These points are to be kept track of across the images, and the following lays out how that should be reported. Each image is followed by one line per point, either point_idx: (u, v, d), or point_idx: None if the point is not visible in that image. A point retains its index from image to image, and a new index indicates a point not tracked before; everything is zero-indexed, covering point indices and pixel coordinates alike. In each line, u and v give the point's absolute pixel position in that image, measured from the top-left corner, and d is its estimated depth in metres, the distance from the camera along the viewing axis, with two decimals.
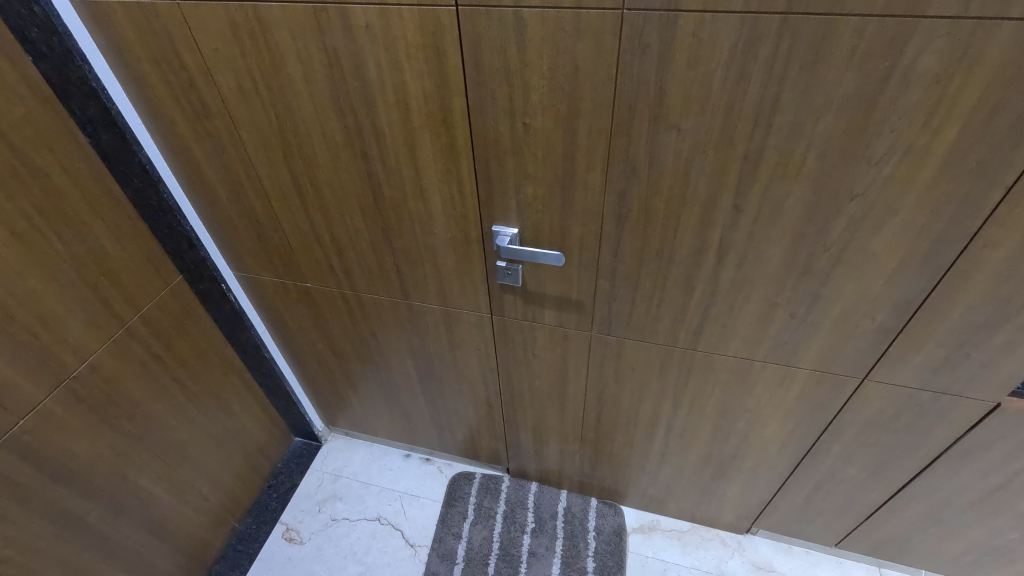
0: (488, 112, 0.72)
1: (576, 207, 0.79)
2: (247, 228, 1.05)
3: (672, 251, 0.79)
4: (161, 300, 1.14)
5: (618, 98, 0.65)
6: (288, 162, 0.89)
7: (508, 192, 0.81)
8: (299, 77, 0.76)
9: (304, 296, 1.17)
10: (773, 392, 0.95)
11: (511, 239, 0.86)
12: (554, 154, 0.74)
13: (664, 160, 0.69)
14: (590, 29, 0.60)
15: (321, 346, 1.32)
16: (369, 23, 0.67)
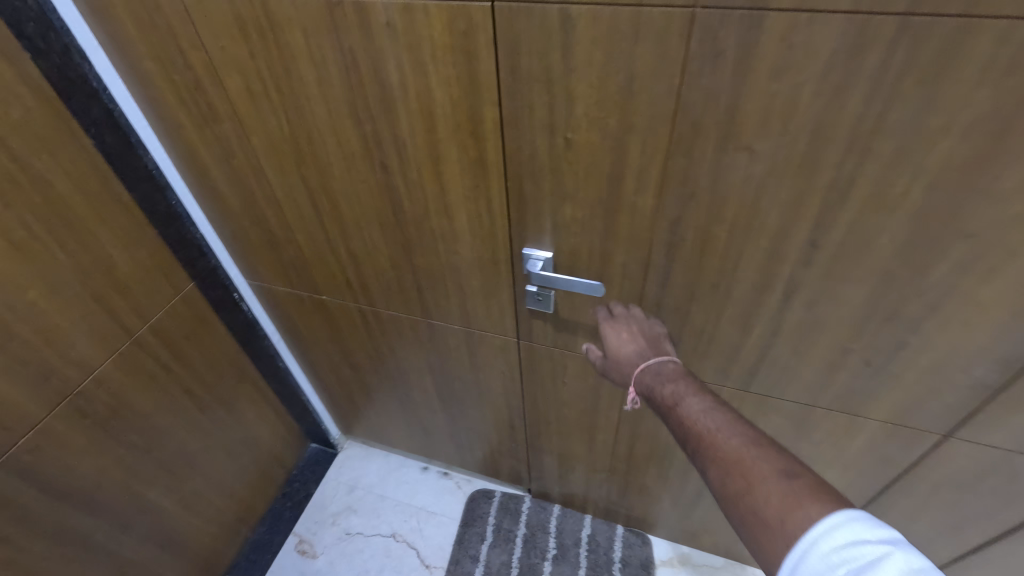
0: (524, 125, 0.62)
1: (620, 233, 0.69)
2: (260, 237, 0.98)
3: (729, 285, 0.69)
4: (171, 310, 1.09)
5: (679, 113, 0.55)
6: (301, 171, 0.81)
7: (544, 213, 0.72)
8: (311, 80, 0.68)
9: (320, 308, 1.10)
10: (834, 440, 0.85)
11: (544, 264, 0.77)
12: (598, 174, 0.64)
13: (729, 186, 0.59)
14: (652, 31, 0.50)
15: (337, 357, 1.25)
16: (391, 20, 0.58)
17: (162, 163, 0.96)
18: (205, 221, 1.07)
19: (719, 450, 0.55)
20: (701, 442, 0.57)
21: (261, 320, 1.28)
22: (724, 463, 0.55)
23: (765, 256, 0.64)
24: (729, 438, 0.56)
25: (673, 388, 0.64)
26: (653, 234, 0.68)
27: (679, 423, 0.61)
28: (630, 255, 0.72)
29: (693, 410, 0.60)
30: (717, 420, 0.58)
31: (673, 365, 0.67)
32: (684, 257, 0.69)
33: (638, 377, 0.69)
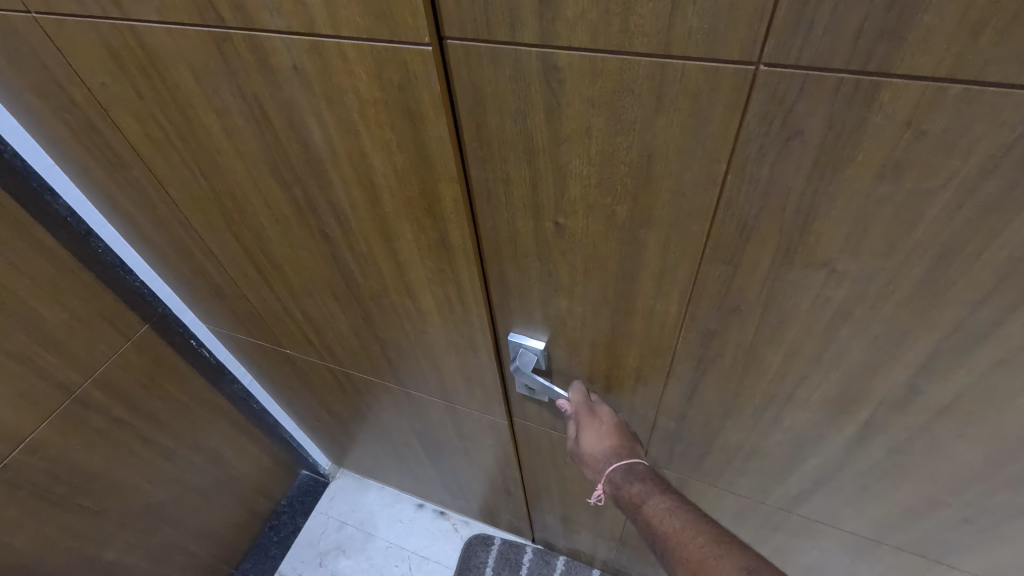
0: (497, 204, 0.46)
1: (633, 335, 0.54)
2: (207, 288, 0.83)
3: (785, 405, 0.55)
4: (120, 358, 0.95)
5: (721, 209, 0.39)
6: (233, 231, 0.65)
7: (532, 302, 0.55)
8: (218, 131, 0.50)
9: (287, 360, 0.96)
10: (904, 569, 0.68)
11: (539, 357, 0.60)
12: (602, 268, 0.48)
13: (794, 302, 0.44)
14: (685, 95, 0.34)
15: (315, 403, 1.12)
16: (297, 63, 0.40)
17: (81, 207, 0.82)
18: (145, 265, 0.92)
19: (684, 552, 0.48)
20: (666, 544, 0.50)
21: (229, 362, 1.17)
22: (687, 562, 0.47)
23: (834, 382, 0.49)
24: (692, 536, 0.49)
25: (638, 481, 0.57)
26: (678, 341, 0.53)
27: (644, 522, 0.54)
28: (645, 356, 0.56)
29: (659, 509, 0.53)
30: (682, 519, 0.51)
31: (641, 460, 0.60)
32: (720, 369, 0.54)
33: (606, 474, 0.60)
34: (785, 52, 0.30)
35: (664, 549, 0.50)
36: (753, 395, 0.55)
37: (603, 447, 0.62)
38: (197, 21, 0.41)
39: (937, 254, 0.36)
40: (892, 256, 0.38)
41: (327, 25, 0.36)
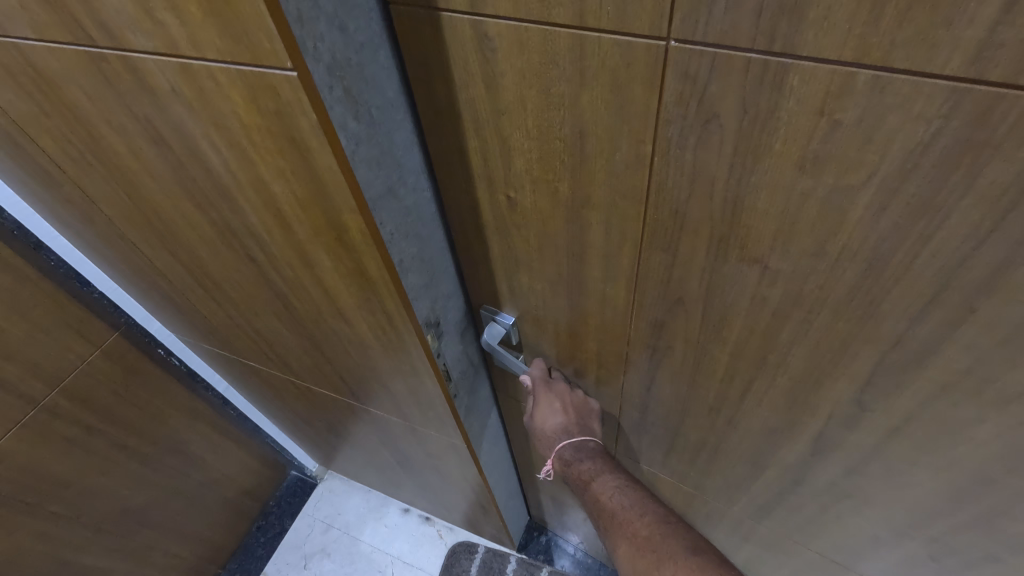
0: (452, 172, 0.47)
1: (590, 319, 0.53)
2: (163, 300, 0.82)
3: (737, 411, 0.52)
4: (89, 366, 0.95)
5: (652, 194, 0.38)
6: (170, 249, 0.63)
7: (498, 277, 0.55)
8: (126, 153, 0.48)
9: (254, 370, 0.94)
10: None
11: (508, 332, 0.61)
12: (553, 249, 0.47)
13: (734, 297, 0.41)
14: (604, 69, 0.33)
15: (289, 412, 1.11)
16: (175, 87, 0.37)
17: (29, 219, 0.80)
18: (104, 275, 0.91)
19: (630, 528, 0.53)
20: (610, 520, 0.55)
21: (201, 370, 1.17)
22: (632, 538, 0.52)
23: (785, 388, 0.46)
24: (639, 514, 0.54)
25: (588, 460, 0.60)
26: (631, 332, 0.51)
27: (592, 498, 0.58)
28: (608, 347, 0.55)
29: (607, 487, 0.57)
30: (629, 496, 0.56)
31: (592, 439, 0.62)
32: (674, 365, 0.52)
33: (557, 450, 0.63)
34: (691, 28, 0.29)
35: (608, 524, 0.55)
36: (704, 394, 0.53)
37: (556, 421, 0.63)
38: (68, 41, 0.38)
39: (866, 260, 0.33)
40: (822, 257, 0.35)
41: (192, 48, 0.34)
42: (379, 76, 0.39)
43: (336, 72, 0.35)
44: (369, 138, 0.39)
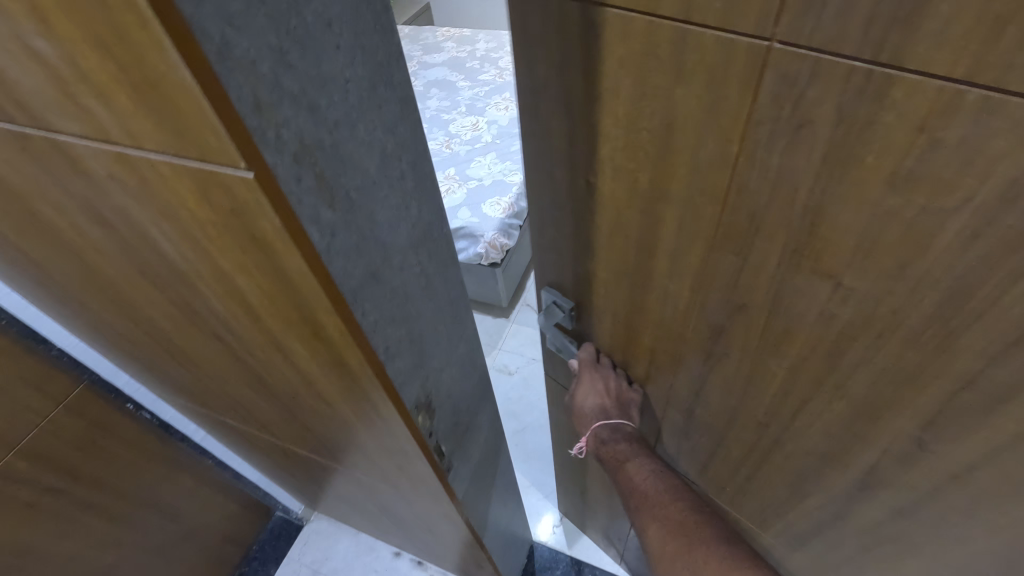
0: (546, 150, 0.52)
1: (649, 310, 0.56)
2: (133, 357, 0.75)
3: (783, 427, 0.53)
4: (50, 425, 0.86)
5: (732, 195, 0.40)
6: (134, 318, 0.58)
7: (563, 256, 0.61)
8: (73, 230, 0.44)
9: (233, 427, 0.88)
10: None
11: (563, 313, 0.68)
12: (628, 238, 0.52)
13: (805, 311, 0.42)
14: (700, 70, 0.36)
15: (270, 464, 1.04)
16: (113, 173, 0.33)
17: None
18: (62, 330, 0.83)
19: (665, 511, 0.60)
20: (642, 501, 0.62)
21: (175, 422, 1.08)
22: (666, 521, 0.59)
23: (839, 414, 0.47)
24: (672, 499, 0.61)
25: (625, 442, 0.66)
26: (687, 330, 0.54)
27: (625, 477, 0.64)
28: (664, 341, 0.58)
29: (642, 470, 0.64)
30: (662, 482, 0.63)
31: (628, 424, 0.67)
32: (728, 371, 0.54)
33: (594, 428, 0.68)
34: (799, 31, 0.30)
35: (640, 506, 0.62)
36: (758, 412, 0.55)
37: (596, 405, 0.68)
38: None
39: (948, 290, 0.34)
40: (902, 281, 0.36)
41: (124, 135, 0.29)
42: (352, 155, 0.36)
43: (303, 158, 0.31)
44: (343, 223, 0.36)
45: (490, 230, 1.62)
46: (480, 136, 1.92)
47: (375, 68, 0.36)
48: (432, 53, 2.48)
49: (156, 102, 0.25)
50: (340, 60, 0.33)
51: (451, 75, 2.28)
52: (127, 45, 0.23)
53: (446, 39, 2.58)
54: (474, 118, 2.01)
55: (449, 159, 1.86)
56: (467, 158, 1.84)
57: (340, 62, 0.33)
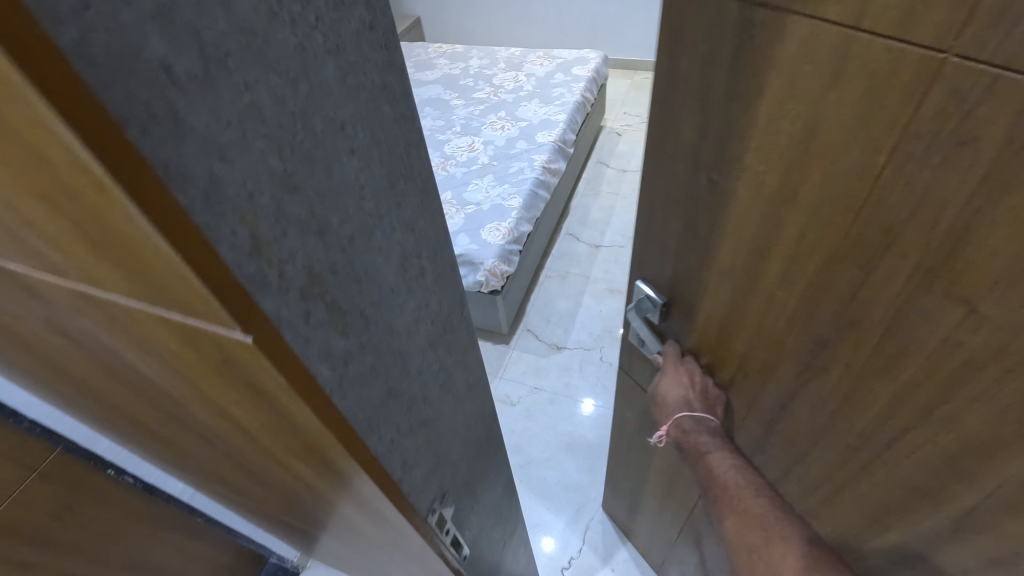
0: (672, 140, 0.51)
1: (744, 321, 0.54)
2: (106, 427, 0.68)
3: (875, 458, 0.48)
4: (23, 494, 0.77)
5: (867, 207, 0.37)
6: (100, 404, 0.51)
7: (666, 255, 0.60)
8: (18, 329, 0.37)
9: (220, 493, 0.81)
10: None
11: (655, 309, 0.65)
12: (738, 242, 0.50)
13: (923, 334, 0.39)
14: (863, 71, 0.33)
15: (261, 525, 0.96)
16: (67, 301, 0.25)
17: None
18: (32, 400, 0.76)
19: (746, 509, 0.57)
20: (722, 492, 0.60)
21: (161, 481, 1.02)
22: (745, 519, 0.57)
23: (943, 447, 0.42)
24: (753, 497, 0.58)
25: (706, 435, 0.62)
26: (784, 347, 0.51)
27: (704, 468, 0.62)
28: (756, 354, 0.55)
29: (723, 467, 0.60)
30: (744, 478, 0.60)
31: (712, 419, 0.63)
32: (816, 387, 0.50)
33: (673, 419, 0.65)
34: (981, 45, 0.28)
35: (719, 497, 0.60)
36: (845, 440, 0.50)
37: (680, 395, 0.65)
38: None
39: None
40: None
41: (79, 275, 0.22)
42: (373, 255, 0.30)
43: (317, 274, 0.26)
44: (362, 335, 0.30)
45: (489, 257, 1.56)
46: (477, 156, 1.92)
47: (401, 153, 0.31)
48: (425, 70, 2.49)
49: (128, 262, 0.20)
50: (361, 151, 0.28)
51: (446, 92, 2.30)
52: (84, 203, 0.18)
53: (439, 55, 2.57)
54: (470, 138, 2.02)
55: (444, 181, 1.84)
56: (464, 180, 1.83)
57: (360, 154, 0.27)
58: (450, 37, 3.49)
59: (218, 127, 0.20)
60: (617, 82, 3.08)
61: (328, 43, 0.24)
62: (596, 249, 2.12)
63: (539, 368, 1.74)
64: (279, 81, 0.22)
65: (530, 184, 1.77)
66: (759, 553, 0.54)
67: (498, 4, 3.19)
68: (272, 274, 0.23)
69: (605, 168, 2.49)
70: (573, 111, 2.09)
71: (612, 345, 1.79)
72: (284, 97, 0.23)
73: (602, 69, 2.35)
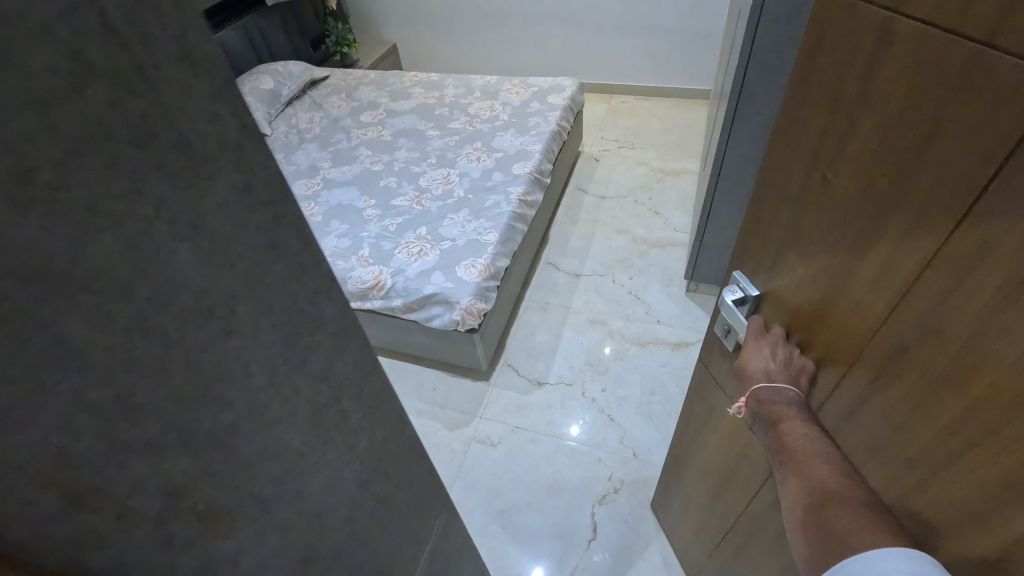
0: (798, 138, 0.58)
1: (831, 319, 0.60)
2: None
3: (933, 473, 0.51)
4: None
5: (967, 215, 0.42)
6: None
7: (771, 247, 0.67)
8: None
9: None
10: None
11: (746, 301, 0.74)
12: (842, 240, 0.55)
13: (997, 352, 0.42)
14: (989, 87, 0.39)
15: None
16: None
17: None
18: None
19: (811, 472, 0.60)
20: (792, 458, 0.63)
21: None
22: (810, 480, 0.60)
23: (997, 469, 0.45)
24: (821, 462, 0.61)
25: (783, 403, 0.65)
26: (866, 347, 0.56)
27: (776, 435, 0.65)
28: (840, 350, 0.59)
29: (796, 432, 0.64)
30: (815, 445, 0.63)
31: (791, 390, 0.65)
32: (892, 391, 0.54)
33: (752, 386, 0.68)
34: None
35: (790, 462, 0.63)
36: (906, 454, 0.54)
37: (761, 365, 0.68)
38: None
39: None
40: None
41: None
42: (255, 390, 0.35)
43: (183, 419, 0.30)
44: (238, 459, 0.34)
45: (465, 295, 1.52)
46: (453, 190, 1.89)
47: (278, 293, 0.35)
48: (400, 100, 2.46)
49: None
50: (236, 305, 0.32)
51: (421, 123, 2.28)
52: None
53: (414, 84, 2.55)
54: (446, 170, 2.00)
55: (418, 217, 1.80)
56: (439, 215, 1.79)
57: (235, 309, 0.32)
58: (427, 62, 3.48)
59: (33, 358, 0.23)
60: (592, 106, 3.11)
61: (182, 228, 0.28)
62: (576, 278, 2.10)
63: (520, 406, 1.70)
64: (125, 282, 0.25)
65: (506, 218, 1.74)
66: (821, 511, 0.57)
67: (472, 30, 3.19)
68: (121, 450, 0.27)
69: (584, 194, 2.48)
70: (549, 140, 2.08)
71: (594, 379, 1.75)
72: (112, 314, 0.25)
73: (576, 97, 2.35)
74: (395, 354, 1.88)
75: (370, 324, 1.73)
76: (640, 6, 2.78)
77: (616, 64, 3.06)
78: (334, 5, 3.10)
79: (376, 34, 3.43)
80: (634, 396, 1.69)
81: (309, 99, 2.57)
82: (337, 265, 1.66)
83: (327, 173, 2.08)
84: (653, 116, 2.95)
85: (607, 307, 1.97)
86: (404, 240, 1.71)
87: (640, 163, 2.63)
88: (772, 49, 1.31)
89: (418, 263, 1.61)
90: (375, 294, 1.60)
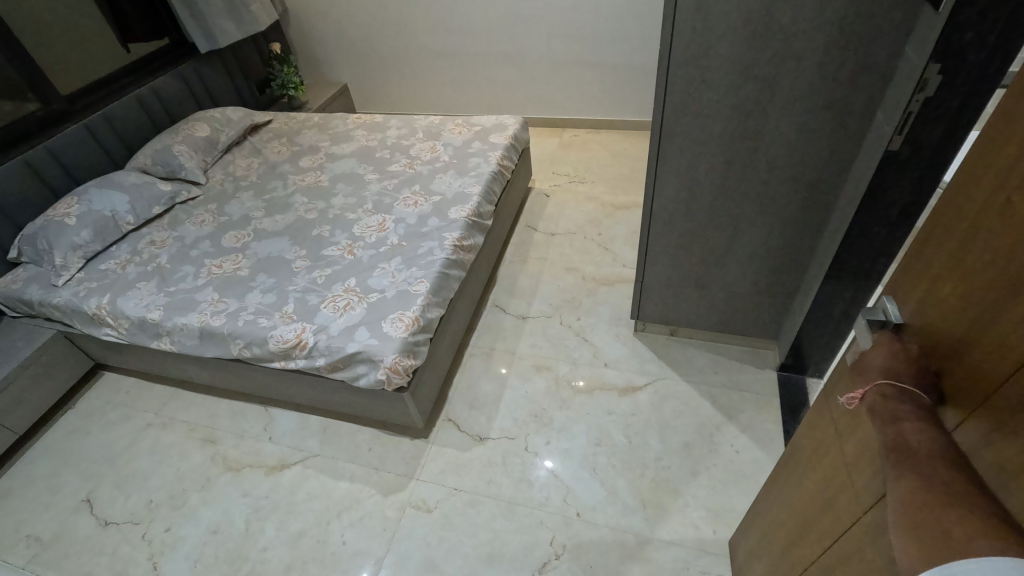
0: (997, 151, 0.48)
1: (965, 358, 0.51)
2: None
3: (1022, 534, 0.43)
4: None
5: None
6: None
7: (923, 277, 0.58)
8: None
9: None
10: None
11: (888, 325, 0.61)
12: (1003, 269, 0.46)
13: None
14: None
15: None
16: None
17: None
18: None
19: (931, 474, 0.47)
20: (908, 456, 0.50)
21: None
22: (929, 485, 0.47)
23: None
24: (945, 467, 0.47)
25: (902, 402, 0.52)
26: (995, 394, 0.47)
27: (887, 431, 0.52)
28: (967, 391, 0.50)
29: (916, 432, 0.50)
30: (937, 449, 0.48)
31: (917, 393, 0.53)
32: (1005, 448, 0.45)
33: (871, 384, 0.57)
34: None
35: (898, 459, 0.50)
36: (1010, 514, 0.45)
37: (879, 362, 0.56)
38: None
39: None
40: None
41: None
42: None
43: None
44: None
45: (390, 352, 1.43)
46: (386, 237, 1.82)
47: None
48: (341, 142, 2.42)
49: None
50: None
51: (361, 166, 2.23)
52: None
53: (357, 126, 2.51)
54: (381, 217, 1.93)
55: (348, 266, 1.73)
56: (370, 265, 1.71)
57: None
58: (380, 101, 3.46)
59: None
60: (543, 141, 3.10)
61: None
62: (523, 321, 2.03)
63: (460, 465, 1.60)
64: None
65: (439, 265, 1.67)
66: (924, 517, 0.46)
67: (421, 69, 3.18)
68: None
69: (533, 232, 2.43)
70: (488, 182, 2.03)
71: (538, 432, 1.66)
72: None
73: (519, 135, 2.33)
74: (332, 414, 1.79)
75: (297, 383, 1.64)
76: (580, 44, 2.80)
77: (565, 99, 3.06)
78: (279, 48, 3.07)
79: (325, 76, 3.42)
80: (579, 448, 1.61)
81: (248, 145, 2.51)
82: (259, 323, 1.56)
83: (259, 223, 2.00)
84: (603, 149, 2.94)
85: (553, 351, 1.90)
86: (331, 293, 1.63)
87: (590, 198, 2.59)
88: (685, 92, 1.28)
89: (343, 319, 1.52)
90: (297, 353, 1.50)
